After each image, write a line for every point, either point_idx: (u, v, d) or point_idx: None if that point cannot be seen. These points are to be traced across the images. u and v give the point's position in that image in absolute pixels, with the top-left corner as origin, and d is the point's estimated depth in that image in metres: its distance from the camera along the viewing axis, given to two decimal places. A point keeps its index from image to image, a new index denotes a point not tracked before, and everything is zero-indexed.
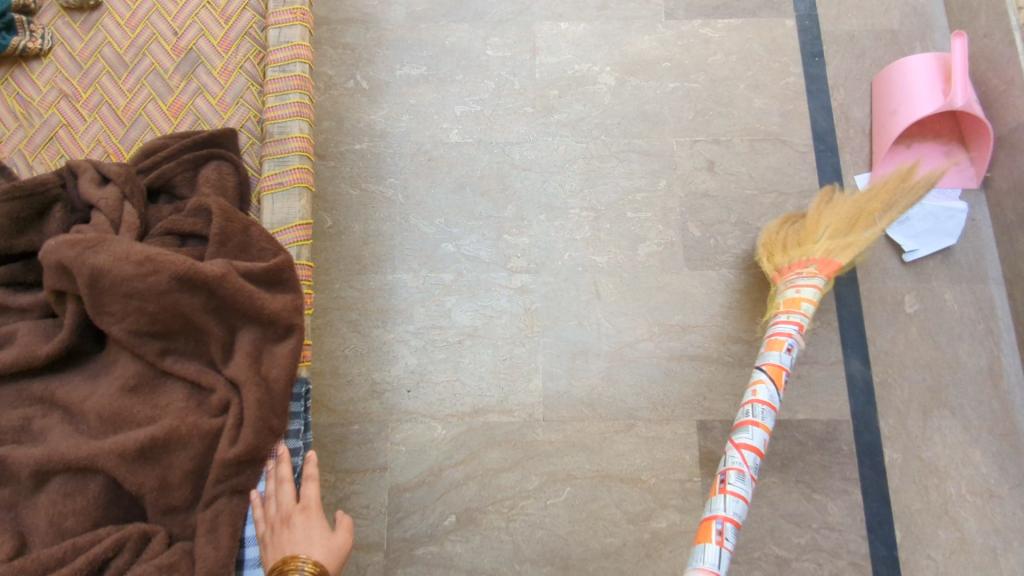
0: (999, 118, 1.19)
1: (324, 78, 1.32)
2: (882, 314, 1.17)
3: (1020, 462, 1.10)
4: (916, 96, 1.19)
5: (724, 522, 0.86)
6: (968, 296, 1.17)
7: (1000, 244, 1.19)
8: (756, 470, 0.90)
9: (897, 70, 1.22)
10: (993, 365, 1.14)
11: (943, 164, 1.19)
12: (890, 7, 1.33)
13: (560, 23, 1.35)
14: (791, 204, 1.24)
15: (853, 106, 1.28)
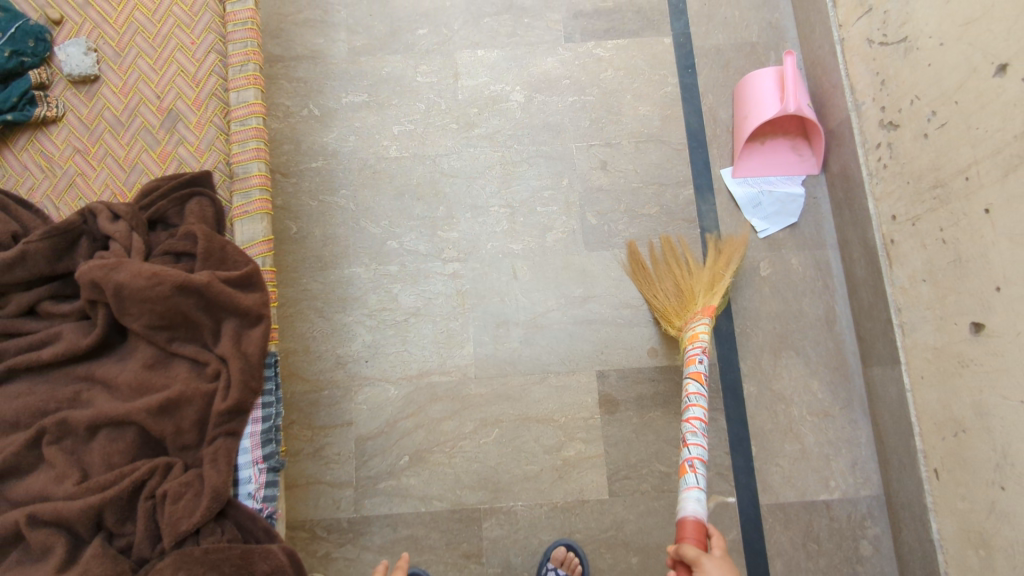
0: (830, 114, 1.51)
1: (282, 108, 1.58)
2: (742, 278, 1.50)
3: (848, 388, 1.43)
4: (764, 103, 1.51)
5: (693, 463, 1.20)
6: (810, 259, 1.50)
7: (835, 215, 1.51)
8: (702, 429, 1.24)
9: (750, 82, 1.55)
10: (829, 313, 1.47)
11: (786, 158, 1.55)
12: (751, 23, 1.65)
13: (477, 50, 1.63)
14: (670, 193, 1.55)
15: (719, 109, 1.60)
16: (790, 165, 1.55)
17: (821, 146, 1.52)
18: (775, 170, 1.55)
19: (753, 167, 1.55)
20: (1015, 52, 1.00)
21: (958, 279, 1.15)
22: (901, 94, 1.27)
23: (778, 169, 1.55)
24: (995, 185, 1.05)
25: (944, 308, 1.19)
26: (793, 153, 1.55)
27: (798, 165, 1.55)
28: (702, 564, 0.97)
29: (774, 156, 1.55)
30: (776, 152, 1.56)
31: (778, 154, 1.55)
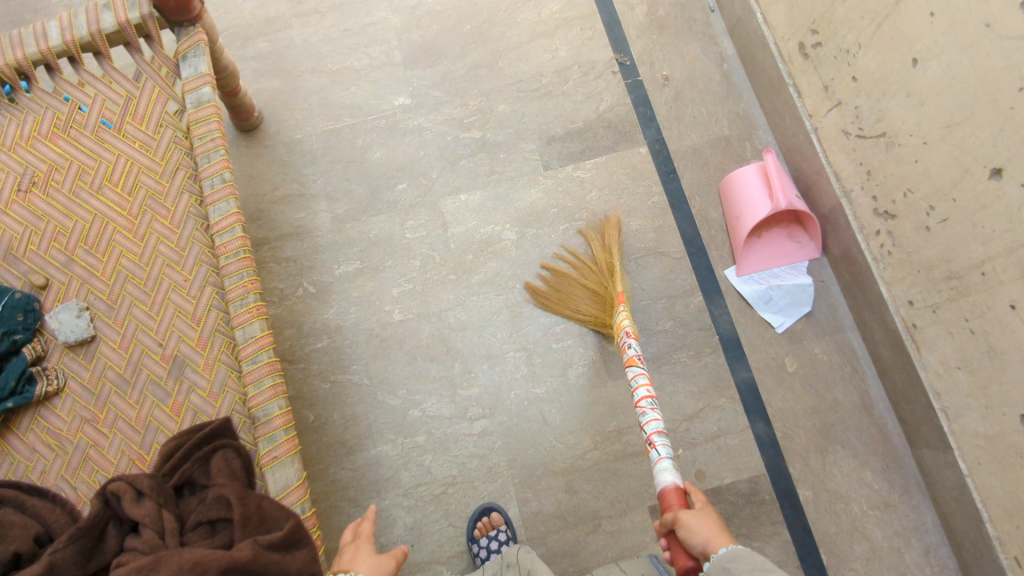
0: (819, 200, 1.52)
1: (276, 291, 1.55)
2: (770, 379, 1.49)
3: (902, 473, 1.42)
4: (754, 201, 1.53)
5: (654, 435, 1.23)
6: (833, 346, 1.50)
7: (846, 297, 1.52)
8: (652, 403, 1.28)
9: (734, 183, 1.57)
10: (864, 398, 1.47)
11: (785, 248, 1.56)
12: (719, 118, 1.68)
13: (460, 195, 1.63)
14: (680, 304, 1.54)
15: (709, 209, 1.62)
16: (791, 254, 1.55)
17: (817, 232, 1.53)
18: (778, 261, 1.55)
19: (756, 263, 1.55)
20: (1007, 157, 1.01)
21: (997, 370, 1.14)
22: (893, 185, 1.28)
23: (780, 260, 1.55)
24: (1016, 283, 1.05)
25: (988, 397, 1.18)
26: (790, 240, 1.56)
27: (798, 252, 1.56)
28: (682, 520, 1.05)
29: (773, 248, 1.56)
30: (773, 243, 1.56)
31: (776, 245, 1.56)
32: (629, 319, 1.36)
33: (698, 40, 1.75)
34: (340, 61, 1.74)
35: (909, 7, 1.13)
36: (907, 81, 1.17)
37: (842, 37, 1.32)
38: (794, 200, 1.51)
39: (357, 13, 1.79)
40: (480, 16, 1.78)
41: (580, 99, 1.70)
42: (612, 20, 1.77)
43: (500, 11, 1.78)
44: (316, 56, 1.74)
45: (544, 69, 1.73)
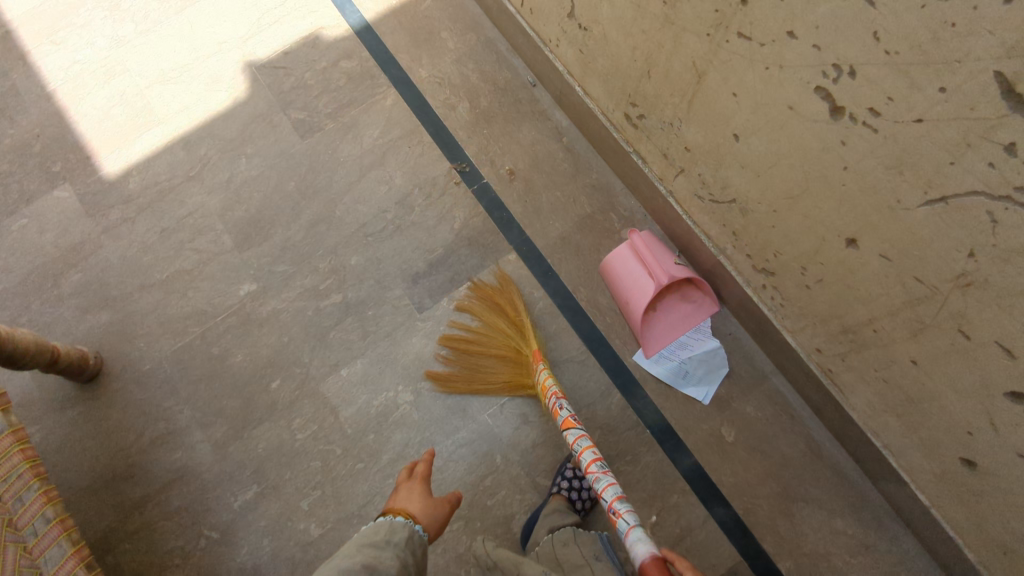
0: (700, 257, 1.46)
1: (178, 552, 1.38)
2: (715, 456, 1.42)
3: (870, 506, 1.38)
4: (636, 283, 1.44)
5: (614, 504, 1.17)
6: (763, 398, 1.45)
7: (759, 344, 1.47)
8: (603, 466, 1.24)
9: (610, 268, 1.48)
10: (810, 442, 1.42)
11: (683, 314, 1.49)
12: (577, 196, 1.59)
13: (340, 371, 1.49)
14: (601, 408, 1.45)
15: (598, 296, 1.53)
16: (690, 318, 1.49)
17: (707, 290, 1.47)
18: (680, 329, 1.48)
19: (660, 339, 1.47)
20: (856, 229, 0.94)
21: (922, 416, 1.09)
22: (762, 246, 1.22)
23: (681, 328, 1.48)
24: (909, 342, 1.00)
25: (924, 439, 1.13)
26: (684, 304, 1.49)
27: (696, 313, 1.49)
28: None
29: (670, 318, 1.49)
30: (668, 311, 1.49)
31: (672, 314, 1.49)
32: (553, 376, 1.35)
33: (530, 120, 1.65)
34: (166, 267, 1.57)
35: (710, 87, 1.05)
36: (736, 154, 1.10)
37: (660, 111, 1.24)
38: (674, 269, 1.44)
39: (168, 207, 1.61)
40: (300, 167, 1.63)
41: (432, 223, 1.58)
42: (437, 128, 1.66)
43: (319, 155, 1.64)
44: (139, 271, 1.57)
45: (385, 203, 1.60)
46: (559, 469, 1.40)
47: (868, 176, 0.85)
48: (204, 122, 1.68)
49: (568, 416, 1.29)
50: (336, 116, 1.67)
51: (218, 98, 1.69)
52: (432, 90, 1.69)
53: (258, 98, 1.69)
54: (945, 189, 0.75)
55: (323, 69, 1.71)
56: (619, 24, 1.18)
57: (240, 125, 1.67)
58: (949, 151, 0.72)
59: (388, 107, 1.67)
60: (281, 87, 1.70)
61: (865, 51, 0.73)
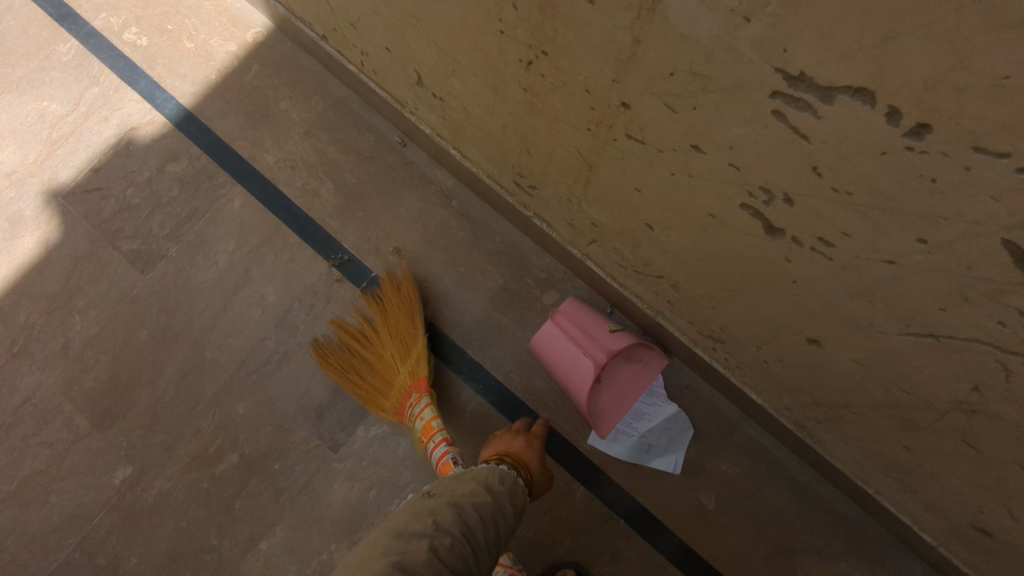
0: (635, 314, 1.27)
1: None
2: (699, 528, 1.28)
3: (870, 540, 1.27)
4: (571, 362, 1.24)
5: None
6: (735, 451, 1.30)
7: (718, 393, 1.31)
8: None
9: (541, 349, 1.27)
10: (794, 486, 1.29)
11: (635, 386, 1.29)
12: (483, 267, 1.37)
13: (258, 545, 1.25)
14: (565, 508, 1.28)
15: (533, 379, 1.33)
16: (641, 383, 1.29)
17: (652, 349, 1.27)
18: (633, 397, 1.29)
19: (614, 416, 1.28)
20: (817, 333, 0.76)
21: (919, 485, 0.95)
22: (703, 319, 1.03)
23: (634, 395, 1.29)
24: (897, 431, 0.84)
25: (925, 499, 0.99)
26: (632, 367, 1.29)
27: (647, 375, 1.29)
28: None
29: (619, 387, 1.29)
30: (616, 379, 1.29)
31: (621, 383, 1.29)
32: (437, 416, 1.19)
33: (409, 189, 1.41)
34: (14, 474, 1.28)
35: (605, 177, 0.83)
36: (654, 241, 0.90)
37: (552, 186, 1.02)
38: (611, 340, 1.24)
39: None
40: (150, 310, 1.35)
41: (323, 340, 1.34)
42: (303, 224, 1.40)
43: (170, 288, 1.36)
44: None
45: (264, 330, 1.35)
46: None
47: (825, 294, 0.66)
48: (16, 280, 1.36)
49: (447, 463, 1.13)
50: (177, 236, 1.38)
51: (24, 246, 1.37)
52: (286, 178, 1.42)
53: (76, 235, 1.38)
54: (933, 328, 0.57)
55: (147, 181, 1.41)
56: (476, 100, 0.94)
57: (62, 274, 1.36)
58: (936, 297, 0.54)
59: (238, 211, 1.40)
60: (101, 214, 1.39)
61: (802, 184, 0.54)
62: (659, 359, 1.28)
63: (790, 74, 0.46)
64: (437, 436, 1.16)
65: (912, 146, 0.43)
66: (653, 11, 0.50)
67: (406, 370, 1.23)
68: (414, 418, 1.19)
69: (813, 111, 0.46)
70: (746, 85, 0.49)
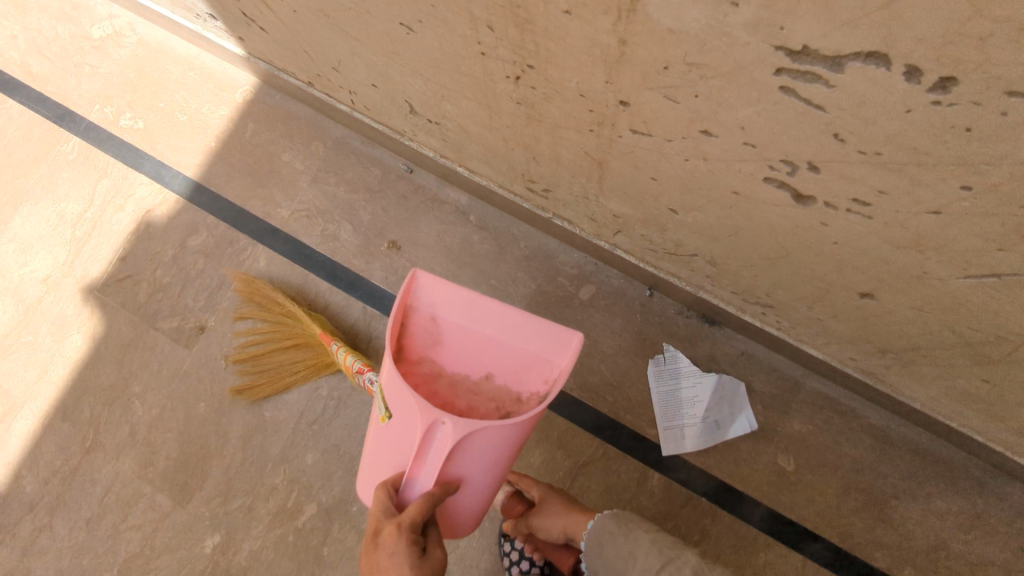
0: (676, 292, 1.24)
1: None
2: (783, 491, 1.24)
3: (965, 473, 1.21)
4: (473, 448, 0.80)
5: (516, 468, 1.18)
6: (806, 407, 1.26)
7: (776, 353, 1.28)
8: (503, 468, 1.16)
9: (477, 497, 0.90)
10: (874, 432, 1.24)
11: (473, 307, 0.90)
12: (513, 274, 1.35)
13: None
14: (644, 496, 1.25)
15: (587, 374, 1.31)
16: (465, 302, 0.89)
17: (408, 315, 0.92)
18: (490, 306, 0.88)
19: (520, 324, 0.89)
20: (870, 287, 0.72)
21: (1008, 413, 0.90)
22: (746, 288, 1.00)
23: (494, 309, 0.88)
24: (973, 366, 0.80)
25: (1014, 425, 0.94)
26: (446, 323, 0.92)
27: (444, 296, 0.90)
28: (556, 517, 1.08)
29: (476, 328, 0.92)
30: (467, 343, 0.94)
31: (477, 330, 0.92)
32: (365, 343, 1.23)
33: (424, 214, 1.40)
34: (110, 563, 1.30)
35: (618, 171, 0.80)
36: (680, 223, 0.87)
37: (566, 187, 0.99)
38: (400, 419, 0.82)
39: (81, 493, 1.34)
40: (202, 382, 1.38)
41: None
42: (330, 268, 1.40)
43: (217, 358, 1.38)
44: None
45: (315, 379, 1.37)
46: None
47: (869, 250, 0.64)
48: (73, 378, 1.39)
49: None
50: (212, 306, 1.40)
51: (73, 344, 1.41)
52: (304, 228, 1.42)
53: (119, 324, 1.41)
54: (1000, 269, 0.55)
55: (173, 258, 1.43)
56: (472, 119, 0.92)
57: (113, 363, 1.39)
58: (990, 239, 0.51)
59: (266, 270, 1.41)
60: (137, 299, 1.42)
61: None
62: (414, 293, 0.90)
63: (792, 50, 0.44)
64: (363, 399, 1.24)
65: (938, 101, 0.42)
66: (633, 10, 0.49)
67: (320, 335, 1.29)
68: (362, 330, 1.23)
69: (824, 82, 0.45)
70: (747, 67, 0.48)
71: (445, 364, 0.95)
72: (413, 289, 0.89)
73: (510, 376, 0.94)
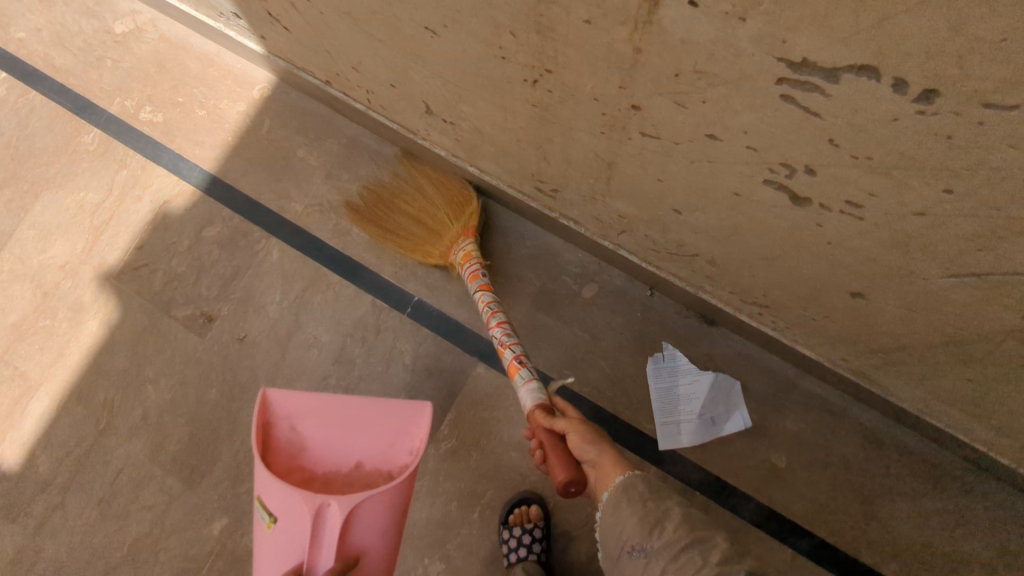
0: (676, 291, 1.28)
1: None
2: (774, 486, 1.28)
3: (950, 472, 1.25)
4: (365, 518, 0.88)
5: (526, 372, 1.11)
6: (799, 406, 1.30)
7: (771, 353, 1.32)
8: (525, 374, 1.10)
9: (378, 574, 0.94)
10: (864, 431, 1.28)
11: (338, 405, 0.98)
12: (519, 271, 1.39)
13: None
14: None
15: (587, 370, 1.35)
16: (319, 407, 0.98)
17: (269, 432, 0.98)
18: (347, 405, 0.99)
19: (376, 412, 0.99)
20: (861, 286, 0.77)
21: (990, 413, 0.95)
22: (744, 287, 1.04)
23: (351, 404, 0.98)
24: (956, 364, 0.84)
25: (996, 424, 0.99)
26: (307, 435, 0.98)
27: (301, 406, 0.98)
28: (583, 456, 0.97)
29: (337, 434, 0.99)
30: (333, 444, 0.99)
31: (337, 433, 0.99)
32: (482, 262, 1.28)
33: None
34: (121, 542, 1.35)
35: (626, 173, 0.85)
36: (683, 223, 0.91)
37: (574, 187, 1.04)
38: (285, 518, 0.85)
39: (94, 474, 1.39)
40: (213, 369, 1.41)
41: (380, 369, 1.38)
42: (341, 261, 1.44)
43: (229, 346, 1.42)
44: (94, 558, 1.35)
45: (324, 368, 1.39)
46: None
47: (860, 250, 0.68)
48: (88, 362, 1.44)
49: (501, 349, 1.16)
50: (225, 296, 1.44)
51: (90, 329, 1.45)
52: (317, 222, 1.46)
53: (134, 311, 1.45)
54: (979, 268, 0.59)
55: (189, 249, 1.47)
56: (486, 119, 0.97)
57: (128, 349, 1.44)
58: (970, 240, 0.56)
59: (278, 262, 1.45)
60: (152, 287, 1.46)
61: None
62: (269, 411, 0.97)
63: (793, 61, 0.48)
64: (477, 292, 1.23)
65: (922, 110, 0.46)
66: (650, 22, 0.53)
67: (461, 225, 1.32)
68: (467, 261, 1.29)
69: (820, 91, 0.49)
70: (752, 76, 0.52)
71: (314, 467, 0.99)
72: (267, 409, 0.96)
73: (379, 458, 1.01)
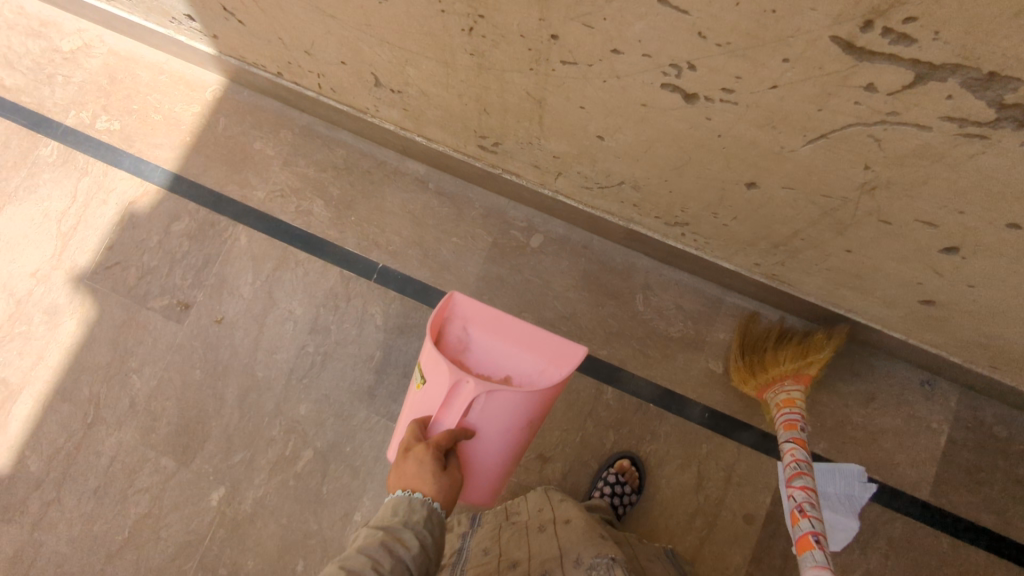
0: (611, 230, 1.46)
1: None
2: (716, 390, 1.46)
3: (859, 358, 1.46)
4: (494, 410, 1.03)
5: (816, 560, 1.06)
6: (729, 319, 1.49)
7: (700, 277, 1.51)
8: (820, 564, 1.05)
9: (493, 454, 1.12)
10: None
11: (506, 320, 1.10)
12: (473, 231, 1.55)
13: (352, 516, 1.42)
14: (602, 407, 1.46)
15: (543, 310, 1.51)
16: (487, 319, 1.11)
17: (445, 325, 1.12)
18: (515, 324, 1.10)
19: (538, 339, 1.10)
20: (751, 175, 0.95)
21: (873, 283, 1.15)
22: (666, 208, 1.22)
23: (515, 323, 1.10)
24: (836, 238, 1.04)
25: (881, 296, 1.19)
26: (474, 336, 1.12)
27: (475, 313, 1.11)
28: None
29: (496, 345, 1.12)
30: (492, 352, 1.13)
31: (494, 344, 1.13)
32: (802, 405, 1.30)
33: (388, 185, 1.57)
34: (121, 525, 1.42)
35: (555, 107, 1.02)
36: (607, 149, 1.08)
37: (514, 135, 1.20)
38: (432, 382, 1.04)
39: (87, 465, 1.45)
40: (195, 352, 1.50)
41: (355, 332, 1.50)
42: (307, 240, 1.55)
43: (207, 328, 1.51)
44: (96, 544, 1.41)
45: (302, 338, 1.50)
46: (601, 473, 1.41)
47: (743, 137, 0.87)
48: (69, 360, 1.50)
49: (800, 517, 1.14)
50: (199, 284, 1.53)
51: (67, 329, 1.51)
52: (280, 206, 1.57)
53: (110, 307, 1.52)
54: (824, 128, 0.78)
55: (159, 244, 1.55)
56: (431, 80, 1.12)
57: (108, 344, 1.51)
58: (811, 103, 0.74)
59: (247, 246, 1.55)
60: (127, 283, 1.53)
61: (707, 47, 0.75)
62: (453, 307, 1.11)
63: None
64: (788, 439, 1.26)
65: None
66: None
67: (796, 367, 1.34)
68: (778, 394, 1.33)
69: None
70: None
71: (469, 365, 1.13)
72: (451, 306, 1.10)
73: (526, 378, 1.13)
